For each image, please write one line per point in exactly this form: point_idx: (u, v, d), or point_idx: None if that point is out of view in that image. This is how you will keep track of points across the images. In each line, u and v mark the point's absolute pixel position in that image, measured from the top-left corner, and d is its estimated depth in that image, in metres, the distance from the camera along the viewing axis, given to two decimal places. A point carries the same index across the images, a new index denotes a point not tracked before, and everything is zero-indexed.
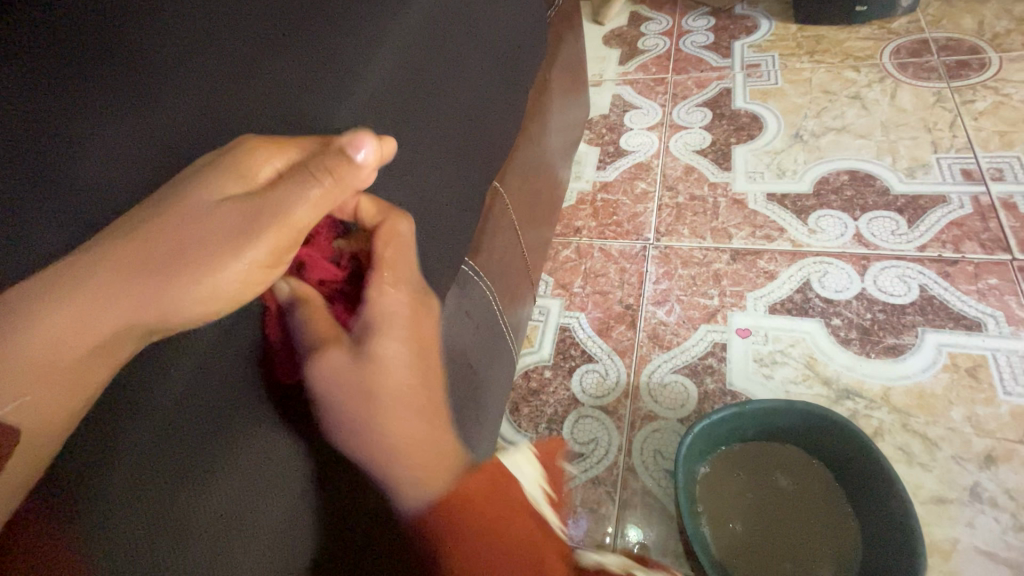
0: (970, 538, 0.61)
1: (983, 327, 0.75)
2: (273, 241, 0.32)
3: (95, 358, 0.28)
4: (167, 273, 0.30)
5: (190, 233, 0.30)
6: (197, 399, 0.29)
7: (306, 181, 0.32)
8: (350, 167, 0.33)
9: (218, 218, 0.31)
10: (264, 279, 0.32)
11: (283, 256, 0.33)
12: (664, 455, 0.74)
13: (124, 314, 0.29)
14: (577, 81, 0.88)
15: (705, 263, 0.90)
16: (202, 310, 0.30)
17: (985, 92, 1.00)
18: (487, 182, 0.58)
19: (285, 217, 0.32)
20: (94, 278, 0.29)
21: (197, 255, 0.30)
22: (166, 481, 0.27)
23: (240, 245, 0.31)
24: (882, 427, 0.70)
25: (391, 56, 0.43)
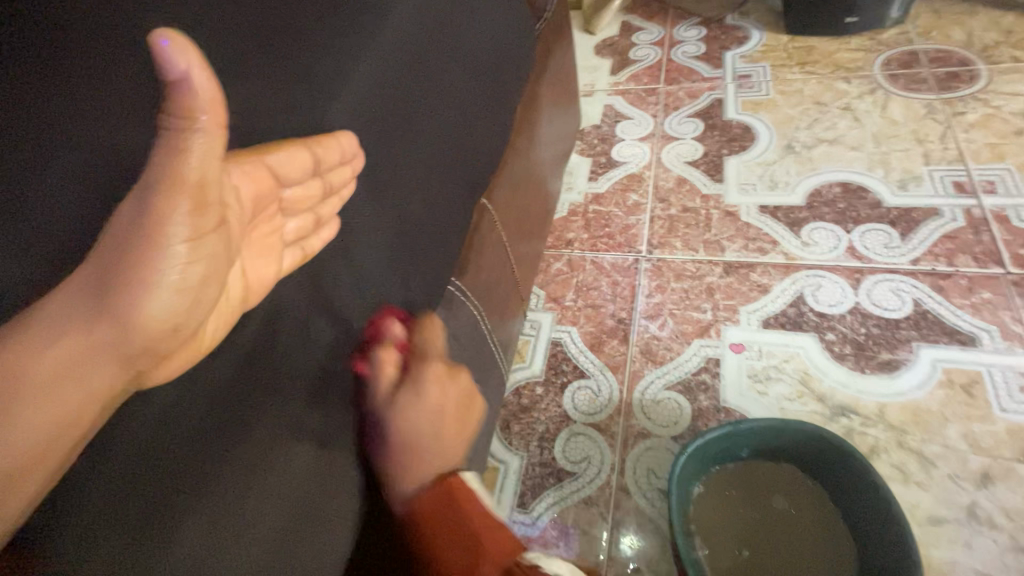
0: (968, 560, 0.60)
1: (977, 342, 0.74)
2: (190, 227, 0.29)
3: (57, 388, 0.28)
4: (112, 297, 0.28)
5: (115, 248, 0.28)
6: (163, 439, 0.29)
7: (176, 137, 0.26)
8: (203, 95, 0.25)
9: (140, 216, 0.27)
10: (195, 270, 0.30)
11: (204, 220, 0.29)
12: (657, 474, 0.73)
13: (81, 348, 0.28)
14: (567, 93, 0.87)
15: (698, 277, 0.89)
16: (165, 320, 0.30)
17: (975, 104, 1.00)
18: (473, 198, 0.56)
19: (176, 179, 0.27)
20: (57, 319, 0.28)
21: (125, 263, 0.28)
22: (122, 531, 0.27)
23: (168, 237, 0.28)
24: (877, 445, 0.69)
25: (370, 72, 0.41)
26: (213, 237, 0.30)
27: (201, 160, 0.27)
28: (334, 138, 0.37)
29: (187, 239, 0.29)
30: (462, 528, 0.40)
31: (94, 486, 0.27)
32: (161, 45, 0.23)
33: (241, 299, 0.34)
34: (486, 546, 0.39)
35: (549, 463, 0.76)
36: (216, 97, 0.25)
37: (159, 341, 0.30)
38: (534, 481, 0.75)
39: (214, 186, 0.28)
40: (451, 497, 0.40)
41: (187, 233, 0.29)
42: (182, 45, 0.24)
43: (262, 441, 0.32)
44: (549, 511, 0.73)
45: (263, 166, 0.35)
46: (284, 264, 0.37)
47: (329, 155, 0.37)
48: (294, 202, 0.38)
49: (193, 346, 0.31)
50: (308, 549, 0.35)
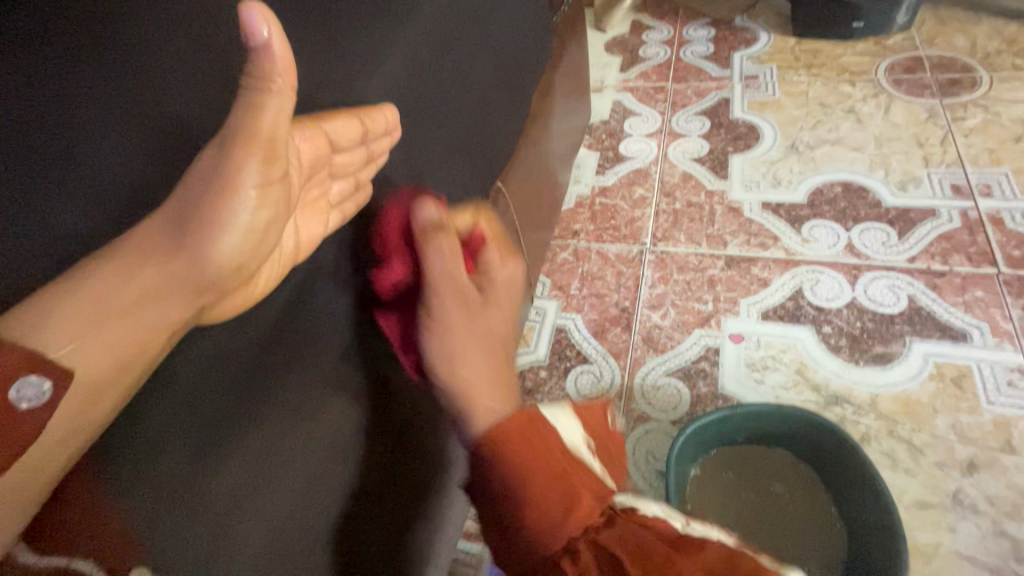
0: (951, 542, 0.63)
1: (968, 338, 0.76)
2: (260, 179, 0.30)
3: (132, 311, 0.28)
4: (187, 231, 0.29)
5: (197, 186, 0.29)
6: (213, 382, 0.32)
7: (256, 96, 0.28)
8: (280, 61, 0.28)
9: (217, 162, 0.29)
10: (262, 217, 0.31)
11: (274, 172, 0.31)
12: (656, 456, 0.76)
13: (155, 277, 0.29)
14: (580, 87, 0.90)
15: (700, 269, 0.92)
16: (231, 260, 0.31)
17: (975, 110, 1.02)
18: (489, 182, 0.59)
19: (253, 133, 0.29)
20: (133, 245, 0.28)
21: (201, 202, 0.29)
22: (182, 457, 0.30)
23: (242, 185, 0.30)
24: (868, 432, 0.71)
25: (400, 58, 0.44)
26: (280, 189, 0.32)
27: (275, 117, 0.29)
28: (380, 111, 0.40)
29: (257, 185, 0.30)
30: (546, 467, 0.33)
31: (157, 419, 0.30)
32: (249, 16, 0.26)
33: (293, 256, 0.36)
34: (580, 495, 0.33)
35: None
36: (289, 65, 0.29)
37: (223, 280, 0.31)
38: None
39: (283, 145, 0.30)
40: (536, 431, 0.34)
41: (257, 181, 0.30)
42: (265, 17, 0.27)
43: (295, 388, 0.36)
44: None
45: (318, 130, 0.36)
46: (329, 223, 0.39)
47: (376, 126, 0.39)
48: (345, 168, 0.39)
49: (249, 291, 0.33)
50: (325, 494, 0.38)
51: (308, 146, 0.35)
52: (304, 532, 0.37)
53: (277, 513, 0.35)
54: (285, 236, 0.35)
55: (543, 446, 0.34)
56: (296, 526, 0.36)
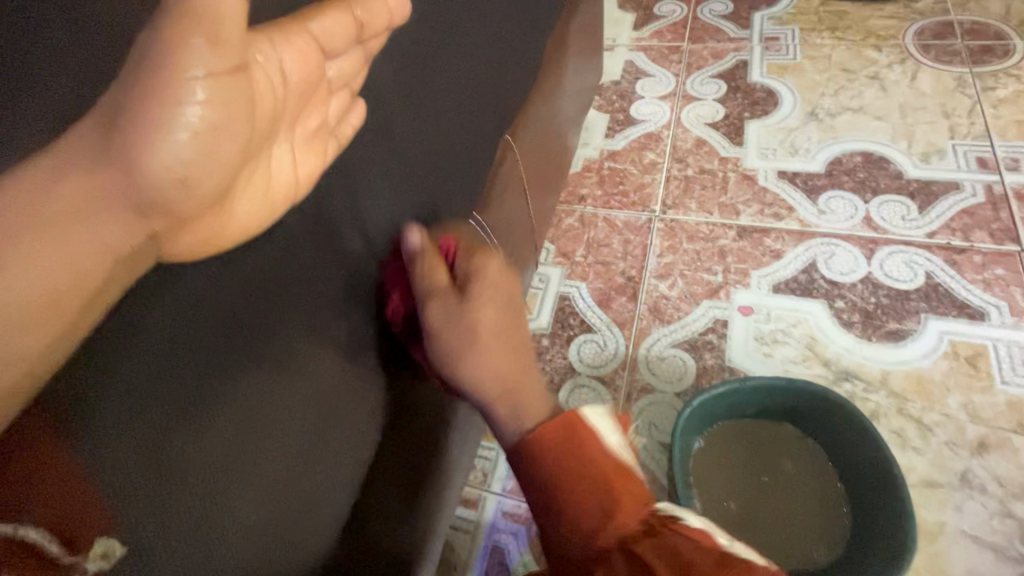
0: (957, 522, 0.62)
1: (986, 317, 0.74)
2: (209, 67, 0.25)
3: (67, 234, 0.25)
4: (121, 136, 0.25)
5: (131, 81, 0.25)
6: (186, 333, 0.29)
7: None
8: None
9: (153, 47, 0.24)
10: (213, 114, 0.26)
11: (228, 60, 0.26)
12: (659, 428, 0.74)
13: (91, 190, 0.25)
14: (594, 41, 0.84)
15: (711, 239, 0.88)
16: (176, 171, 0.26)
17: (1006, 80, 0.97)
18: (498, 135, 0.55)
19: (186, 7, 0.24)
20: (64, 160, 0.25)
21: (137, 99, 0.24)
22: (159, 421, 0.27)
23: (185, 71, 0.25)
24: (878, 410, 0.69)
25: None
26: (242, 85, 0.27)
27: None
28: (384, 1, 0.35)
29: (209, 73, 0.25)
30: (574, 475, 0.36)
31: (120, 372, 0.27)
32: None
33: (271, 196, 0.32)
34: (618, 500, 0.35)
35: None
36: None
37: (170, 197, 0.27)
38: None
39: (237, 25, 0.25)
40: (568, 437, 0.37)
41: (206, 71, 0.25)
42: None
43: (281, 354, 0.33)
44: None
45: (310, 35, 0.31)
46: (328, 151, 0.35)
47: (373, 21, 0.34)
48: (341, 79, 0.35)
49: (213, 217, 0.29)
50: (324, 469, 0.36)
51: (300, 58, 0.31)
52: (303, 502, 0.35)
53: (271, 483, 0.32)
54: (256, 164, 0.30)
55: (581, 442, 0.37)
56: (294, 498, 0.34)
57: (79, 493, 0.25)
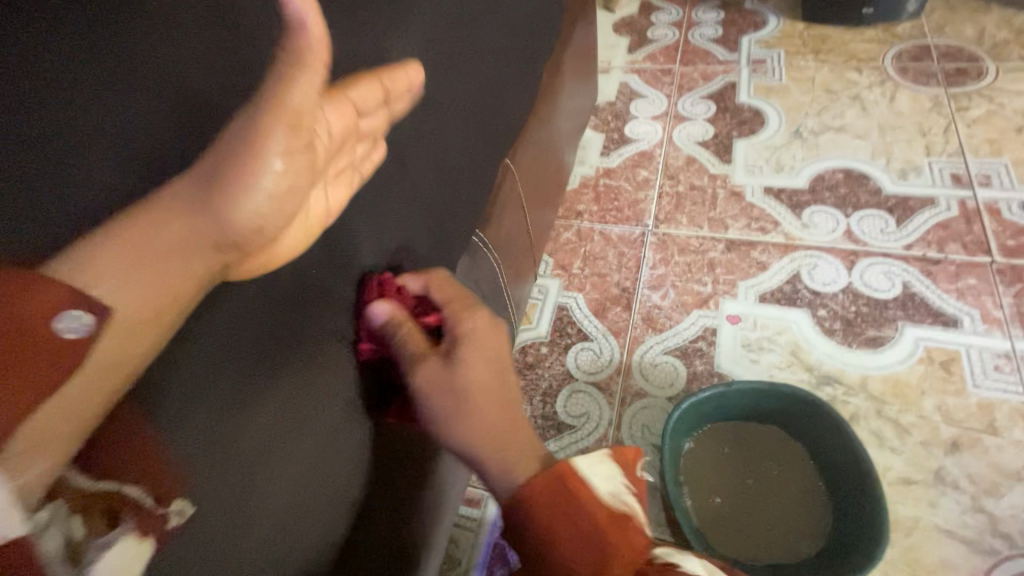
0: (931, 517, 0.65)
1: (959, 324, 0.78)
2: (284, 148, 0.29)
3: (164, 268, 0.28)
4: (217, 189, 0.28)
5: (224, 146, 0.28)
6: (244, 329, 0.33)
7: (284, 66, 0.27)
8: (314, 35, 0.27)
9: (254, 121, 0.28)
10: (285, 182, 0.29)
11: (299, 144, 0.29)
12: (652, 430, 0.78)
13: (177, 236, 0.28)
14: (588, 66, 0.90)
15: (701, 252, 0.93)
16: (253, 221, 0.29)
17: (980, 101, 1.03)
18: (499, 158, 0.60)
19: (279, 105, 0.28)
20: (165, 203, 0.27)
21: (232, 162, 0.28)
22: (221, 404, 0.31)
23: (269, 151, 0.28)
24: (858, 412, 0.74)
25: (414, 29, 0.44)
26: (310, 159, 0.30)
27: (304, 94, 0.28)
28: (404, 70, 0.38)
29: (284, 152, 0.29)
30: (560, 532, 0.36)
31: (189, 364, 0.30)
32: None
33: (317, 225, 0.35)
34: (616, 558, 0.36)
35: (551, 416, 0.81)
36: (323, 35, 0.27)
37: (242, 239, 0.29)
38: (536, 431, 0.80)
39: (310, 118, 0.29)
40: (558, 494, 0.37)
41: (282, 149, 0.29)
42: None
43: (312, 348, 0.37)
44: None
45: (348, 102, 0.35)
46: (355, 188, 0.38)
47: (397, 85, 0.38)
48: None
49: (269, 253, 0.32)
50: (342, 453, 0.41)
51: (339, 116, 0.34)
52: (325, 483, 0.40)
53: (303, 465, 0.38)
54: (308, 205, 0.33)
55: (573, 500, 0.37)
56: (319, 480, 0.39)
57: (157, 454, 0.28)
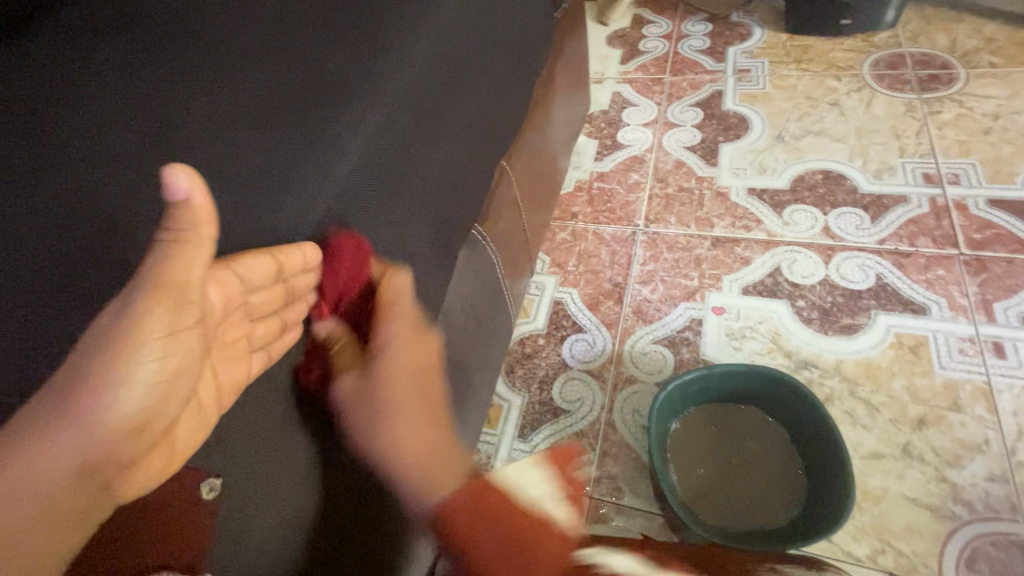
0: (898, 487, 0.71)
1: (927, 312, 0.84)
2: (166, 320, 0.35)
3: (64, 481, 0.33)
4: (81, 390, 0.33)
5: (95, 349, 0.33)
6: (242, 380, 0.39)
7: (168, 246, 0.33)
8: (201, 207, 0.32)
9: (130, 315, 0.33)
10: (168, 352, 0.36)
11: (179, 317, 0.35)
12: (641, 413, 0.84)
13: (57, 452, 0.33)
14: (579, 79, 0.97)
15: (688, 249, 1.00)
16: (129, 411, 0.35)
17: (950, 105, 1.09)
18: (496, 161, 0.66)
19: (162, 282, 0.33)
20: (48, 430, 0.32)
21: (95, 361, 0.33)
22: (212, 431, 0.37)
23: (142, 338, 0.34)
24: (832, 394, 0.79)
25: (423, 43, 0.50)
26: (188, 329, 0.36)
27: (185, 267, 0.33)
28: (299, 250, 0.39)
29: (162, 333, 0.35)
30: (513, 529, 0.43)
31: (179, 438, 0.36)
32: (173, 180, 0.32)
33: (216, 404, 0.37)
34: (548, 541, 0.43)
35: (547, 402, 0.87)
36: (208, 206, 0.33)
37: (125, 422, 0.35)
38: (533, 416, 0.86)
39: (194, 288, 0.34)
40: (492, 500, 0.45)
41: (156, 333, 0.34)
42: (184, 176, 0.32)
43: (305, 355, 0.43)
44: (545, 441, 0.83)
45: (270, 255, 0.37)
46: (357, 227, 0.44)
47: (294, 262, 0.39)
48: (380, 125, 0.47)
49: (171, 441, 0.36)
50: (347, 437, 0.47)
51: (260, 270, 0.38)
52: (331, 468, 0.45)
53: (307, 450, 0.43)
54: (204, 377, 0.38)
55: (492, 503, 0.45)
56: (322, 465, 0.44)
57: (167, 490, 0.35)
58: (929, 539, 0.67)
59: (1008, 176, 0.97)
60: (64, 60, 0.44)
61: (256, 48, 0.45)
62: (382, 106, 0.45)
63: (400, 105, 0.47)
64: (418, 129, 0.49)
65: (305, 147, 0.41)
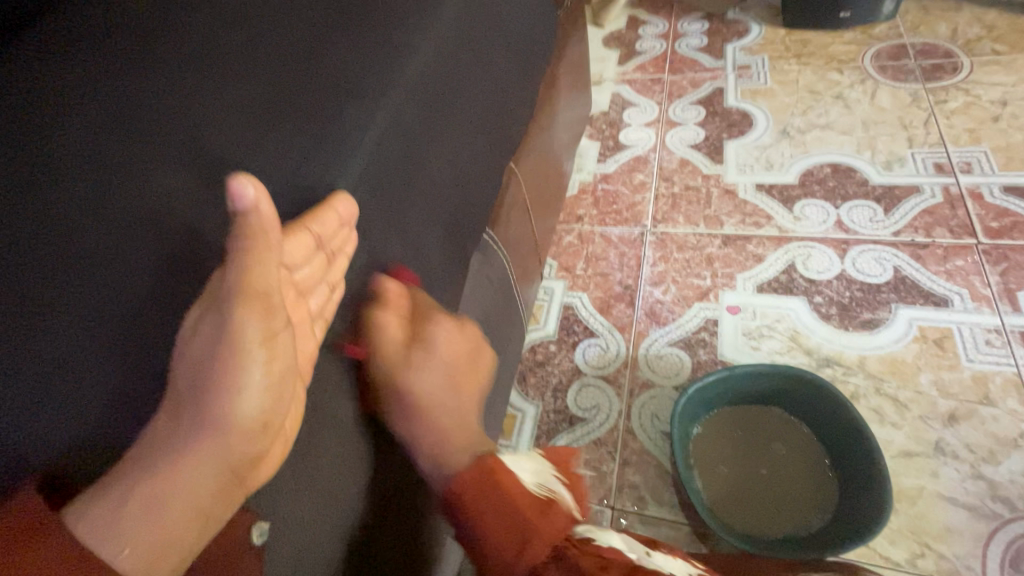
0: (933, 486, 0.68)
1: (950, 303, 0.82)
2: (261, 330, 0.29)
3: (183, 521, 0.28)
4: (199, 405, 0.29)
5: (192, 364, 0.28)
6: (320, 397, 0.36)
7: (243, 256, 0.28)
8: (264, 217, 0.28)
9: (223, 330, 0.28)
10: (274, 367, 0.30)
11: (275, 322, 0.30)
12: (660, 418, 0.81)
13: (180, 487, 0.28)
14: (581, 80, 0.95)
15: (699, 248, 0.97)
16: (254, 418, 0.30)
17: (956, 93, 1.08)
18: (505, 162, 0.64)
19: (245, 289, 0.28)
20: (164, 447, 0.27)
21: (208, 372, 0.28)
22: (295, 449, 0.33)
23: (250, 351, 0.29)
24: (858, 391, 0.77)
25: (432, 35, 0.46)
26: (288, 336, 0.31)
27: (261, 269, 0.28)
28: (330, 208, 0.35)
29: (262, 339, 0.30)
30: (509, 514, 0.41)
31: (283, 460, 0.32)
32: (235, 185, 0.27)
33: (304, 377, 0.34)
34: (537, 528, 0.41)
35: (563, 411, 0.84)
36: (273, 215, 0.28)
37: (246, 441, 0.30)
38: (549, 425, 0.83)
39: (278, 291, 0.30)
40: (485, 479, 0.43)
41: (259, 333, 0.29)
42: (247, 183, 0.27)
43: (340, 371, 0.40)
44: None
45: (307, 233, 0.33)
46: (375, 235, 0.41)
47: (327, 227, 0.34)
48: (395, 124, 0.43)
49: (283, 439, 0.32)
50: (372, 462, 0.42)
51: (297, 254, 0.33)
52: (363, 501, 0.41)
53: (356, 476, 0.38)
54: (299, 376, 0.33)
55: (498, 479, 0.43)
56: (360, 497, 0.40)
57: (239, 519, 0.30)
58: (969, 541, 0.65)
59: (1021, 163, 0.95)
60: (4, 56, 0.35)
61: (255, 30, 0.38)
62: (390, 103, 0.40)
63: (411, 100, 0.43)
64: (427, 128, 0.45)
65: (314, 154, 0.36)
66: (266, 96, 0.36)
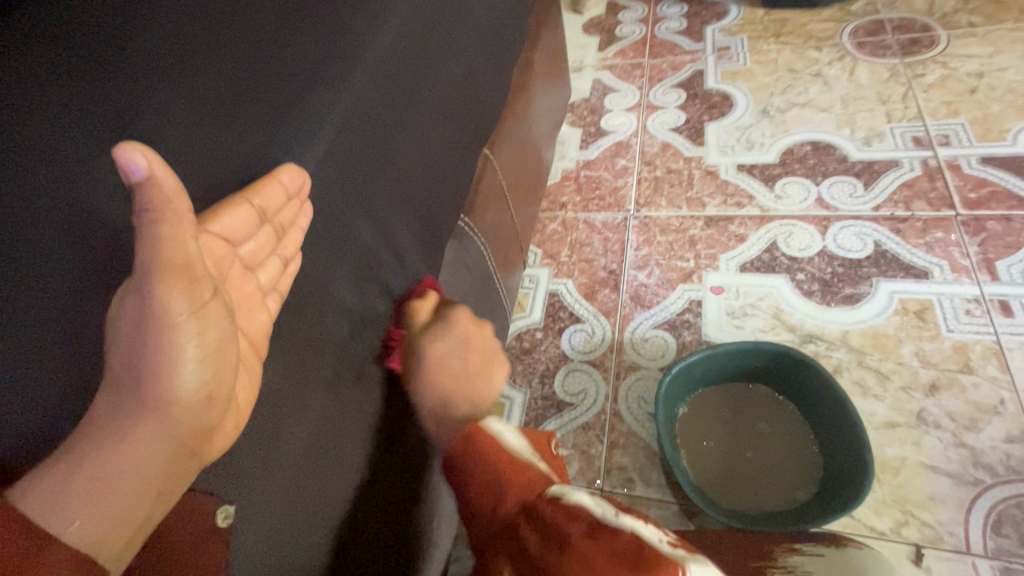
0: (915, 455, 0.69)
1: (930, 275, 0.82)
2: (188, 304, 0.29)
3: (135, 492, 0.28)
4: (136, 382, 0.28)
5: (126, 339, 0.27)
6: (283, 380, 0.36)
7: (149, 230, 0.26)
8: (167, 188, 0.26)
9: (147, 305, 0.27)
10: (208, 338, 0.30)
11: (202, 294, 0.29)
12: (647, 400, 0.81)
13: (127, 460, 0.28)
14: (558, 66, 0.95)
15: (682, 230, 0.97)
16: (197, 392, 0.30)
17: (933, 67, 1.08)
18: (478, 149, 0.63)
19: (164, 265, 0.27)
20: (105, 427, 0.27)
21: (141, 349, 0.28)
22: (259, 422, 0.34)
23: (178, 325, 0.29)
24: (840, 365, 0.77)
25: (393, 18, 0.45)
26: (219, 308, 0.31)
27: (178, 240, 0.27)
28: (274, 178, 0.34)
29: (190, 312, 0.29)
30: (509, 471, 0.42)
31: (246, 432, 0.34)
32: (125, 158, 0.24)
33: (255, 353, 0.34)
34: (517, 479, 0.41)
35: (550, 397, 0.84)
36: (178, 185, 0.26)
37: (193, 413, 0.30)
38: (537, 411, 0.83)
39: (201, 261, 0.29)
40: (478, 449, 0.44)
41: (188, 309, 0.29)
42: (138, 153, 0.25)
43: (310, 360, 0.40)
44: None
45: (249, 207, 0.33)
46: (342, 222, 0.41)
47: (271, 199, 0.33)
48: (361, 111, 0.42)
49: (233, 412, 0.32)
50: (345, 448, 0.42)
51: (239, 226, 0.34)
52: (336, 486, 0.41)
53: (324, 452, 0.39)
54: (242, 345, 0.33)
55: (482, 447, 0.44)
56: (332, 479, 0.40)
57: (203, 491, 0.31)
58: (952, 507, 0.65)
59: (999, 134, 0.95)
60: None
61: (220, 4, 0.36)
62: (352, 86, 0.40)
63: (373, 87, 0.42)
64: (391, 114, 0.45)
65: (273, 132, 0.35)
66: (233, 77, 0.35)
